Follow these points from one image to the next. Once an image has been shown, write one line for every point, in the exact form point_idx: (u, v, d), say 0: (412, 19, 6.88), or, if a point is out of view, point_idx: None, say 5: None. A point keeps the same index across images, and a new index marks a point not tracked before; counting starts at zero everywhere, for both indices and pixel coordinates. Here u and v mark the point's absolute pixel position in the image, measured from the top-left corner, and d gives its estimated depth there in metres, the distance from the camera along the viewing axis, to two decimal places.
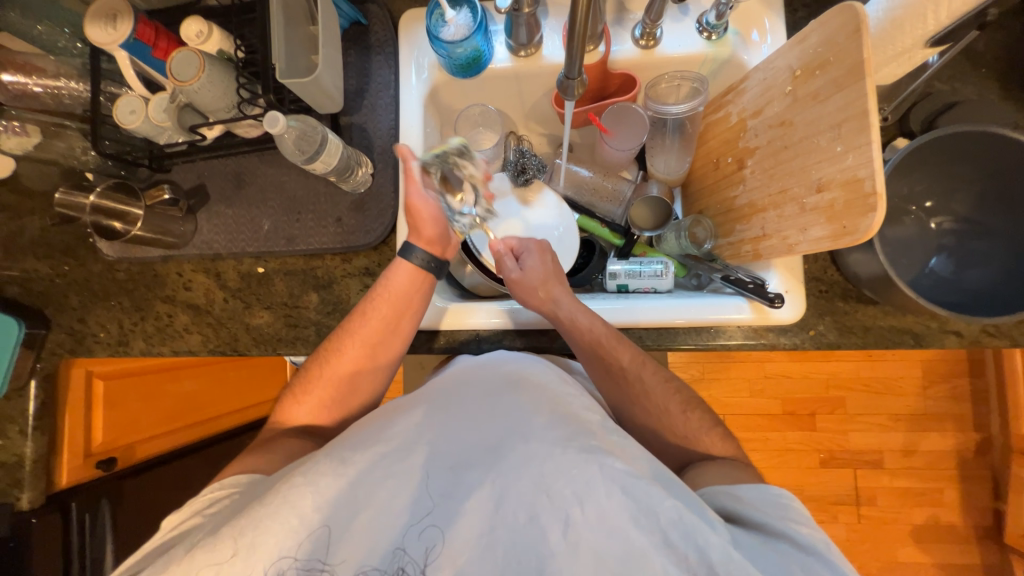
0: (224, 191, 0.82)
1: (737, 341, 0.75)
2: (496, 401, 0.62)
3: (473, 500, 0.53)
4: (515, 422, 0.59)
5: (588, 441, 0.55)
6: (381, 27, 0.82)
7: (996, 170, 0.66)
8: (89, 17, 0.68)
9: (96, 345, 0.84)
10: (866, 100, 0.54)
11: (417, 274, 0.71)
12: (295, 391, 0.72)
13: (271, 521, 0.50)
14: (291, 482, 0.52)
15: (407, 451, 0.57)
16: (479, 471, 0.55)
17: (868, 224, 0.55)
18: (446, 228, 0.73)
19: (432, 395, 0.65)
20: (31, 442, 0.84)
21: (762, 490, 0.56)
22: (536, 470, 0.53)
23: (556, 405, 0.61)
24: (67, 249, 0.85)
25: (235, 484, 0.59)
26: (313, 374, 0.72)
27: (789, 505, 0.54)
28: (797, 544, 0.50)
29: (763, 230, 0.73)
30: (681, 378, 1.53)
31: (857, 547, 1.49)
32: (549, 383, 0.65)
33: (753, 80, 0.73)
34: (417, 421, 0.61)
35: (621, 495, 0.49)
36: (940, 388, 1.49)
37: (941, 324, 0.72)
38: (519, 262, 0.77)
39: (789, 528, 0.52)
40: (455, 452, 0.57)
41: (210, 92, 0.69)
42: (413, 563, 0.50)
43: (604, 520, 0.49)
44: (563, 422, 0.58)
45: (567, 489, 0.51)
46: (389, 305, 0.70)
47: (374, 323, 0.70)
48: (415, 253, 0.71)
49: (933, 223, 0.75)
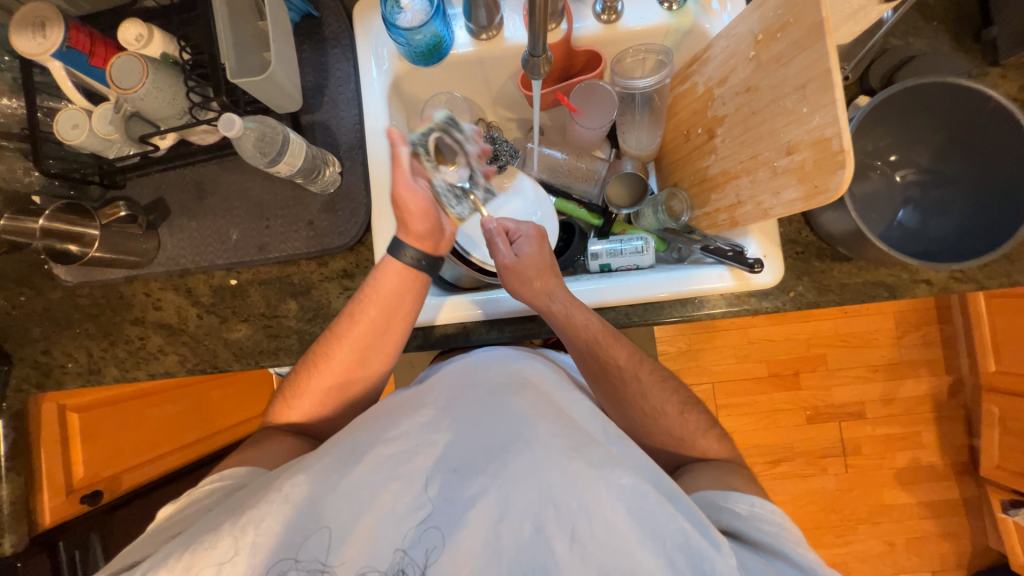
0: (186, 203, 0.78)
1: (720, 309, 0.77)
2: (501, 402, 0.62)
3: (475, 510, 0.52)
4: (521, 424, 0.58)
5: (596, 451, 0.55)
6: (334, 19, 0.79)
7: (953, 119, 0.68)
8: (14, 26, 0.63)
9: (66, 376, 0.80)
10: (828, 59, 0.54)
11: (410, 274, 0.69)
12: (287, 395, 0.71)
13: (273, 519, 0.49)
14: (292, 480, 0.52)
15: (411, 454, 0.56)
16: (483, 475, 0.54)
17: (838, 181, 0.56)
18: (437, 221, 0.71)
19: (436, 395, 0.63)
20: (6, 486, 0.80)
21: (757, 503, 0.58)
22: (543, 479, 0.52)
23: (562, 412, 0.61)
24: (22, 278, 0.80)
25: (231, 475, 0.60)
26: (304, 379, 0.70)
27: (782, 521, 0.56)
28: (796, 566, 0.52)
29: (738, 197, 0.74)
30: (669, 351, 1.56)
31: (847, 496, 1.56)
32: (552, 390, 0.65)
33: (716, 48, 0.73)
34: (421, 423, 0.59)
35: (627, 512, 0.50)
36: (913, 337, 1.55)
37: (912, 274, 0.74)
38: (513, 247, 0.75)
39: (785, 547, 0.53)
40: (461, 453, 0.56)
41: (157, 98, 0.65)
42: (414, 566, 0.50)
43: (611, 534, 0.49)
44: (570, 429, 0.57)
45: (573, 502, 0.51)
46: (378, 307, 0.68)
47: (360, 322, 0.68)
48: (405, 250, 0.69)
49: (897, 177, 0.77)
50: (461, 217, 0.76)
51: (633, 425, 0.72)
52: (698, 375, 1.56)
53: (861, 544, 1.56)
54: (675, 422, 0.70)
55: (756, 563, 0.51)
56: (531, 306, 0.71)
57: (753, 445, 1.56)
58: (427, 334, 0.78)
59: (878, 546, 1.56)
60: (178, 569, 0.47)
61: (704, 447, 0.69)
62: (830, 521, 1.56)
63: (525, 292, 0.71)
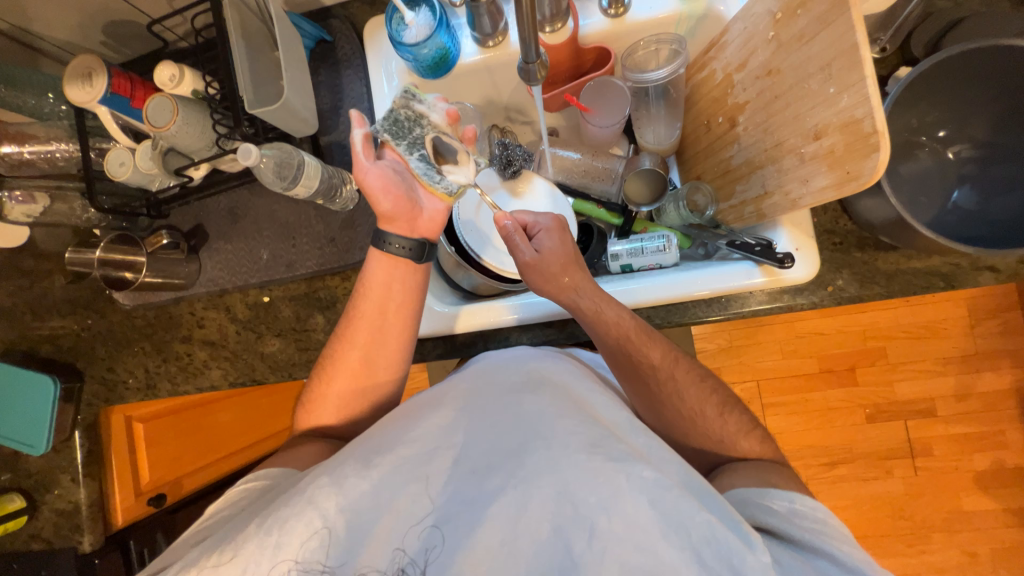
0: (221, 227, 0.84)
1: (751, 307, 0.72)
2: (518, 402, 0.60)
3: (493, 509, 0.52)
4: (537, 423, 0.57)
5: (616, 446, 0.53)
6: (346, 41, 0.82)
7: (1014, 85, 0.60)
8: (66, 78, 0.69)
9: (127, 391, 0.88)
10: (854, 33, 0.50)
11: (391, 262, 0.71)
12: (307, 400, 0.73)
13: (296, 522, 0.51)
14: (316, 483, 0.53)
15: (430, 455, 0.56)
16: (501, 473, 0.54)
17: (873, 165, 0.51)
18: (406, 200, 0.70)
19: (456, 391, 0.63)
20: (84, 489, 0.90)
21: (795, 499, 0.55)
22: (561, 477, 0.51)
23: (582, 408, 0.59)
24: (88, 303, 0.89)
25: (268, 475, 0.63)
26: (320, 384, 0.72)
27: (825, 518, 0.54)
28: (837, 563, 0.50)
29: (764, 187, 0.69)
30: (708, 349, 1.49)
31: (917, 502, 1.42)
32: (574, 386, 0.63)
33: (733, 31, 0.68)
34: (441, 423, 0.59)
35: (651, 506, 0.48)
36: (989, 326, 1.40)
37: (972, 262, 0.67)
38: (534, 240, 0.73)
39: (827, 545, 0.51)
40: (479, 454, 0.56)
41: (188, 132, 0.71)
42: (414, 565, 0.51)
43: (633, 532, 0.48)
44: (589, 425, 0.56)
45: (591, 498, 0.50)
46: (377, 304, 0.71)
47: (365, 321, 0.70)
48: (390, 240, 0.70)
49: (950, 153, 0.70)
50: (449, 194, 0.71)
51: (659, 431, 0.70)
52: (739, 373, 1.48)
53: (937, 554, 1.42)
54: (703, 428, 0.67)
55: (789, 560, 0.49)
56: (558, 299, 0.71)
57: (804, 449, 1.46)
58: (446, 343, 0.79)
59: (957, 557, 1.41)
60: (208, 567, 0.49)
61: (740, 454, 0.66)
62: (899, 529, 1.43)
63: (551, 287, 0.70)
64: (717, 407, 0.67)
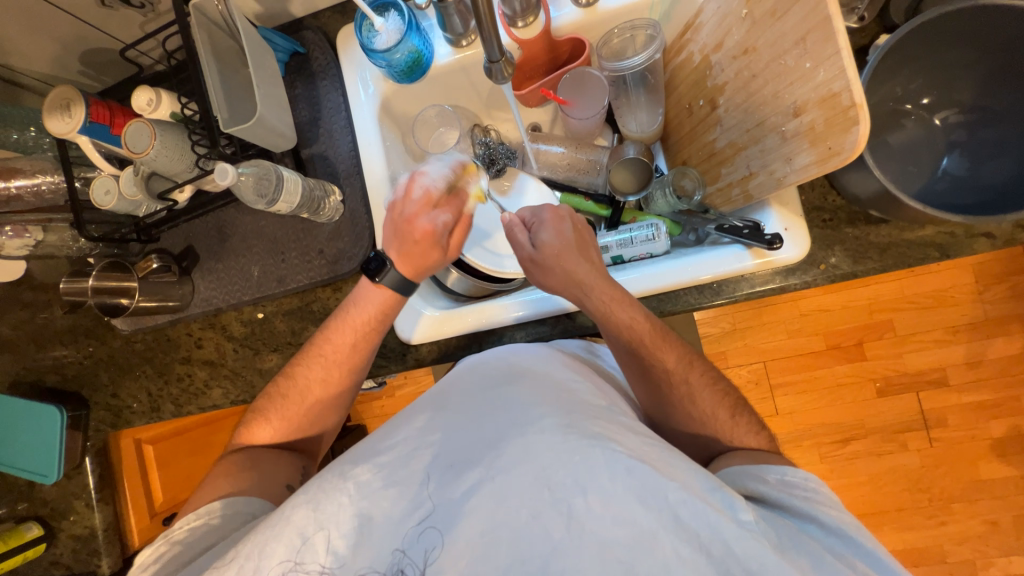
0: (211, 247, 0.84)
1: (744, 291, 0.70)
2: (493, 397, 0.61)
3: (473, 500, 0.51)
4: (513, 414, 0.57)
5: (590, 426, 0.54)
6: (320, 52, 0.82)
7: (996, 47, 0.59)
8: (45, 111, 0.70)
9: (133, 415, 0.89)
10: (826, 5, 0.49)
11: (388, 293, 0.70)
12: (254, 415, 0.72)
13: (276, 543, 0.51)
14: (293, 503, 0.53)
15: (409, 458, 0.56)
16: (478, 467, 0.53)
17: (854, 139, 0.50)
18: (445, 237, 0.69)
19: (433, 402, 0.64)
20: (98, 513, 0.92)
21: (786, 470, 0.57)
22: (537, 462, 0.51)
23: (559, 392, 0.60)
24: (89, 331, 0.90)
25: (212, 511, 0.60)
26: (273, 401, 0.72)
27: (816, 488, 0.55)
28: (824, 526, 0.52)
29: (749, 168, 0.68)
30: (711, 333, 1.48)
31: (934, 474, 1.41)
32: (552, 372, 0.63)
33: (708, 12, 0.67)
34: (419, 427, 0.60)
35: (625, 477, 0.49)
36: (998, 290, 1.37)
37: (967, 229, 0.65)
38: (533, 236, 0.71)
39: (816, 511, 0.53)
40: (455, 449, 0.56)
41: (168, 156, 0.71)
42: (413, 565, 0.50)
43: (609, 506, 0.48)
44: (564, 409, 0.56)
45: (569, 479, 0.49)
46: (352, 331, 0.70)
47: (336, 345, 0.71)
48: (386, 273, 0.68)
49: (937, 120, 0.68)
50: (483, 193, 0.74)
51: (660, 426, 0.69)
52: (744, 355, 1.47)
53: (957, 525, 1.40)
54: (704, 414, 0.66)
55: (775, 519, 0.52)
56: (564, 295, 0.69)
57: (803, 425, 1.45)
58: (441, 347, 0.78)
59: (979, 527, 1.39)
60: None
61: (744, 441, 0.64)
62: (916, 502, 1.41)
63: (555, 282, 0.68)
64: (716, 396, 0.66)
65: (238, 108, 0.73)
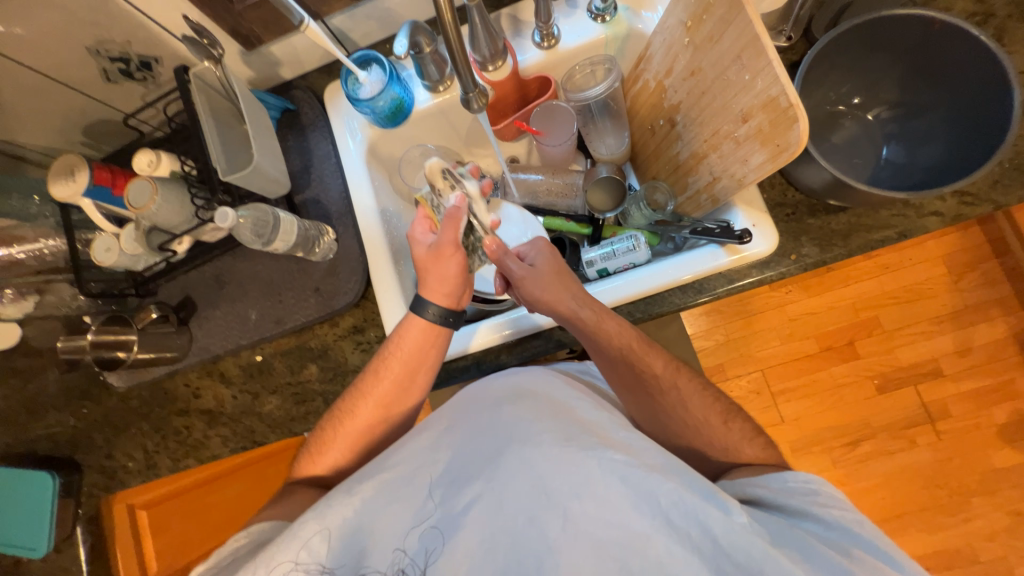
0: (208, 296, 0.86)
1: (723, 287, 0.74)
2: (496, 414, 0.60)
3: (473, 509, 0.52)
4: (513, 430, 0.56)
5: (587, 438, 0.54)
6: (309, 108, 0.89)
7: (907, 49, 0.68)
8: (50, 178, 0.74)
9: (128, 476, 0.87)
10: (753, 25, 0.56)
11: (435, 331, 0.71)
12: (314, 446, 0.71)
13: (281, 557, 0.51)
14: (300, 520, 0.53)
15: (411, 475, 0.57)
16: (479, 480, 0.54)
17: (796, 134, 0.56)
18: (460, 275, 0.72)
19: (439, 416, 0.63)
20: None
21: (786, 476, 0.56)
22: (535, 471, 0.52)
23: (561, 409, 0.59)
24: (84, 392, 0.89)
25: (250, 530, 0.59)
26: (326, 436, 0.71)
27: (818, 488, 0.55)
28: (823, 522, 0.52)
29: (712, 174, 0.74)
30: (706, 346, 1.50)
31: (947, 467, 1.39)
32: (552, 391, 0.62)
33: (655, 45, 0.76)
34: (425, 444, 0.59)
35: (620, 484, 0.50)
36: (971, 278, 1.43)
37: (917, 209, 0.71)
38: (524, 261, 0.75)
39: (814, 509, 0.53)
40: (458, 466, 0.56)
41: (170, 208, 0.75)
42: (413, 565, 0.52)
43: (604, 510, 0.49)
44: (564, 422, 0.56)
45: (565, 486, 0.51)
46: (401, 364, 0.70)
47: (393, 376, 0.70)
48: (427, 308, 0.71)
49: (871, 116, 0.76)
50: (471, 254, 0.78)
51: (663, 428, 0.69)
52: (742, 365, 1.48)
53: (981, 519, 1.37)
54: (703, 409, 0.67)
55: (777, 525, 0.51)
56: (555, 307, 0.70)
57: (808, 429, 1.44)
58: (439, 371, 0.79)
59: (1004, 519, 1.36)
60: None
61: (744, 433, 0.65)
62: (936, 499, 1.38)
63: (546, 292, 0.70)
64: (710, 391, 0.68)
65: (235, 159, 0.78)
